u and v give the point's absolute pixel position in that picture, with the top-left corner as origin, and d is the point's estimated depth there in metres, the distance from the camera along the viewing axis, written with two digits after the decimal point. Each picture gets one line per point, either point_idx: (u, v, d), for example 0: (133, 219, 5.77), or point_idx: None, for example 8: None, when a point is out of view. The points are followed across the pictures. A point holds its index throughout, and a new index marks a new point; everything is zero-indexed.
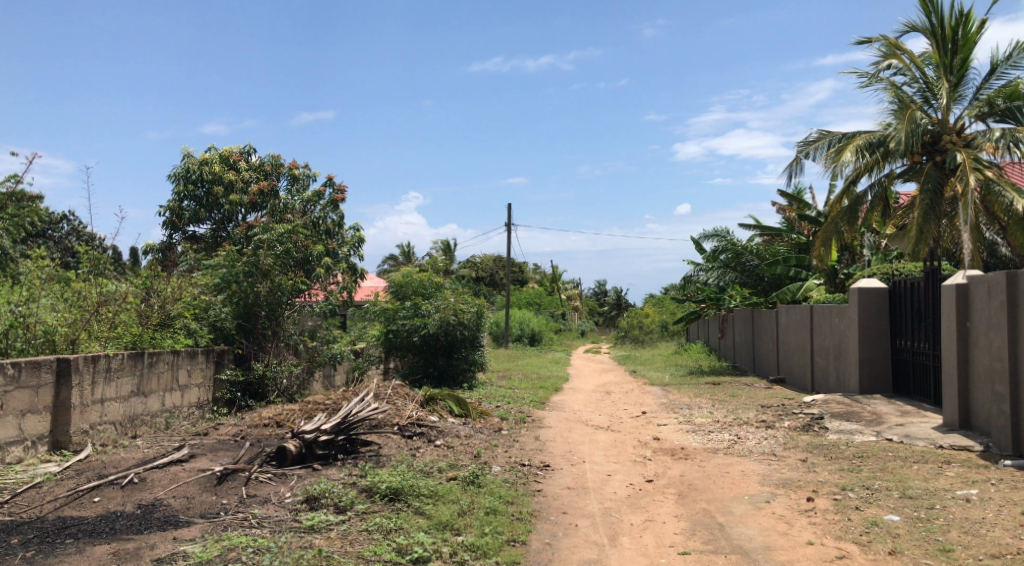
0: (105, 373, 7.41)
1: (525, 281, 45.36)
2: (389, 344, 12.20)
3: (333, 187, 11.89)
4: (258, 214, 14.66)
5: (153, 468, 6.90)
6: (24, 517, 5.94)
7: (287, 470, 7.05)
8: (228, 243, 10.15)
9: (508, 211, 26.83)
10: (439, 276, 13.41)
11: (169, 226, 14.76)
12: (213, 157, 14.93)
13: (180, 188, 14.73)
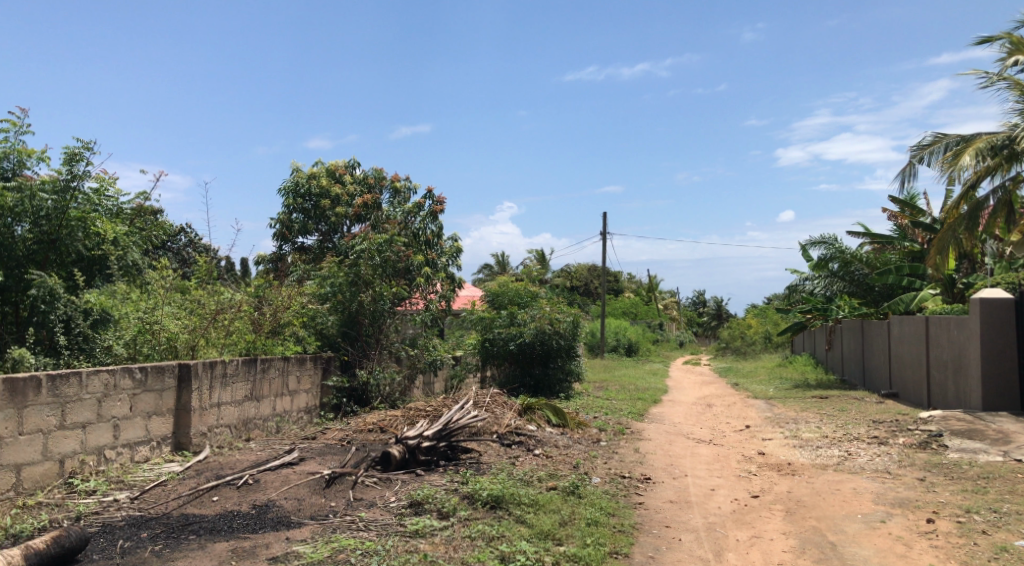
0: (221, 378, 7.79)
1: (621, 291, 45.13)
2: (485, 353, 12.32)
3: (433, 197, 12.18)
4: (362, 226, 15.13)
5: (267, 470, 7.20)
6: (152, 513, 6.32)
7: (392, 475, 7.22)
8: (334, 254, 10.53)
9: (604, 223, 26.95)
10: (536, 285, 13.54)
11: (279, 237, 15.35)
12: (320, 172, 15.65)
13: (289, 201, 15.33)
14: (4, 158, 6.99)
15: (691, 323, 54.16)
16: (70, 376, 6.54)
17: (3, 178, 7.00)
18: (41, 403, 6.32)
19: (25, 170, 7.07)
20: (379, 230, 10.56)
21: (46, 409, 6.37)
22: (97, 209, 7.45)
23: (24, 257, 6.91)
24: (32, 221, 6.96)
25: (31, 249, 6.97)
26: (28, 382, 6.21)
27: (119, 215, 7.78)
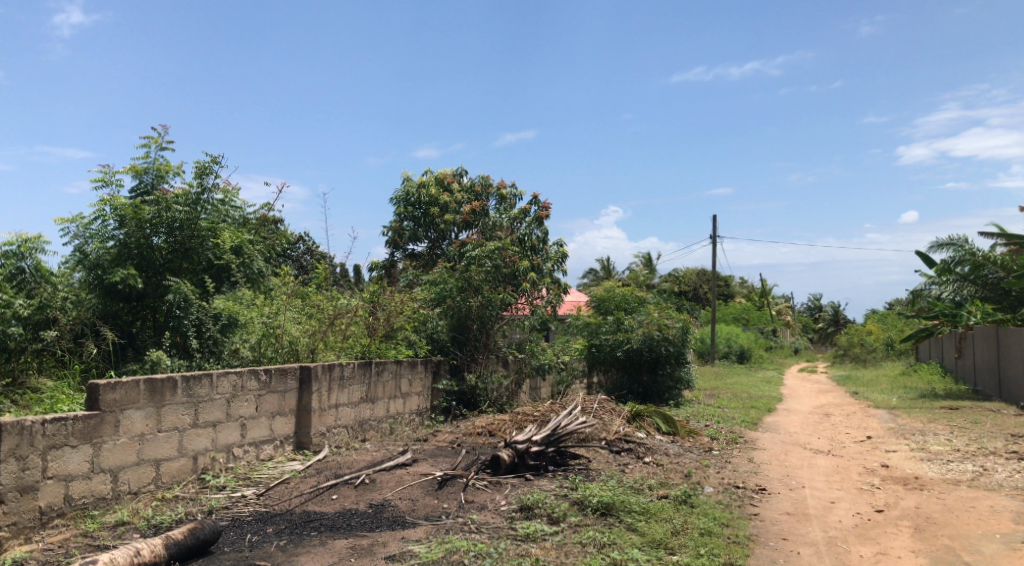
0: (339, 380, 8.09)
1: (731, 296, 44.05)
2: (592, 358, 12.40)
3: (538, 202, 12.31)
4: (470, 233, 15.36)
5: (382, 470, 7.43)
6: (276, 509, 6.63)
7: (502, 479, 7.30)
8: (443, 260, 10.77)
9: (713, 227, 26.52)
10: (642, 290, 13.47)
11: (391, 244, 15.86)
12: (430, 180, 16.00)
13: (400, 209, 15.84)
14: (145, 173, 7.51)
15: (805, 328, 52.22)
16: (202, 377, 6.96)
17: (143, 192, 7.52)
18: (177, 403, 6.76)
19: (162, 184, 7.57)
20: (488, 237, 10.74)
21: (181, 408, 6.81)
22: (224, 220, 7.91)
23: (161, 265, 7.41)
24: (167, 232, 7.45)
25: (167, 258, 7.46)
26: (165, 383, 6.65)
27: (246, 224, 8.23)
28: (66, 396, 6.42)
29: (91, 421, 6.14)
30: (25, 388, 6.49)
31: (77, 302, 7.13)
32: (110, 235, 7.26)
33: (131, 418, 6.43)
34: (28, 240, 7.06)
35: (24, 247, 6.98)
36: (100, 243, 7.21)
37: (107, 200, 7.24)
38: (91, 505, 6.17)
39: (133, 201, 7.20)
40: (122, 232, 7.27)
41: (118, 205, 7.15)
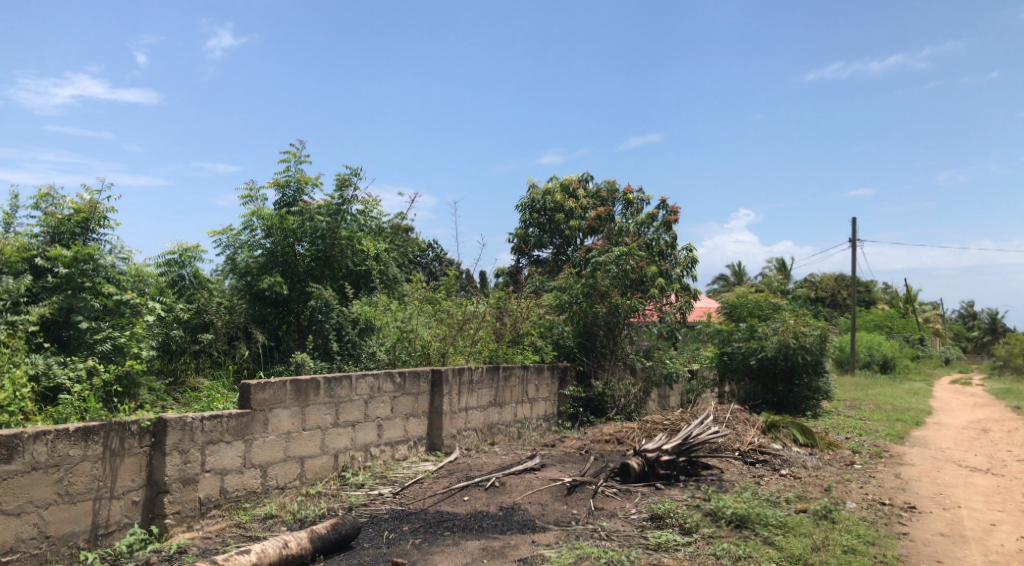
0: (468, 384, 8.27)
1: (872, 302, 41.78)
2: (724, 366, 12.23)
3: (666, 206, 12.14)
4: (596, 238, 15.36)
5: (512, 474, 7.52)
6: (411, 508, 6.85)
7: (632, 487, 7.23)
8: (570, 266, 10.83)
9: (855, 230, 25.27)
10: (777, 296, 12.95)
11: (517, 251, 16.11)
12: (555, 187, 16.15)
13: (526, 216, 16.07)
14: (286, 186, 7.95)
15: (956, 337, 48.82)
16: (342, 378, 7.29)
17: (286, 204, 7.99)
18: (319, 403, 7.10)
19: (303, 196, 7.99)
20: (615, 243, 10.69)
21: (324, 408, 7.15)
22: (362, 229, 8.24)
23: (304, 272, 7.85)
24: (310, 241, 7.88)
25: (309, 265, 7.88)
26: (308, 383, 7.00)
27: (381, 233, 8.57)
28: (221, 394, 6.85)
29: (244, 419, 6.55)
30: (185, 387, 6.99)
31: (230, 307, 7.68)
32: (258, 244, 7.79)
33: (278, 416, 6.81)
34: (188, 248, 7.60)
35: (184, 256, 7.51)
36: (249, 252, 7.76)
37: (254, 212, 7.71)
38: (244, 497, 6.58)
39: (279, 213, 7.70)
40: (270, 241, 7.78)
41: (265, 216, 7.63)
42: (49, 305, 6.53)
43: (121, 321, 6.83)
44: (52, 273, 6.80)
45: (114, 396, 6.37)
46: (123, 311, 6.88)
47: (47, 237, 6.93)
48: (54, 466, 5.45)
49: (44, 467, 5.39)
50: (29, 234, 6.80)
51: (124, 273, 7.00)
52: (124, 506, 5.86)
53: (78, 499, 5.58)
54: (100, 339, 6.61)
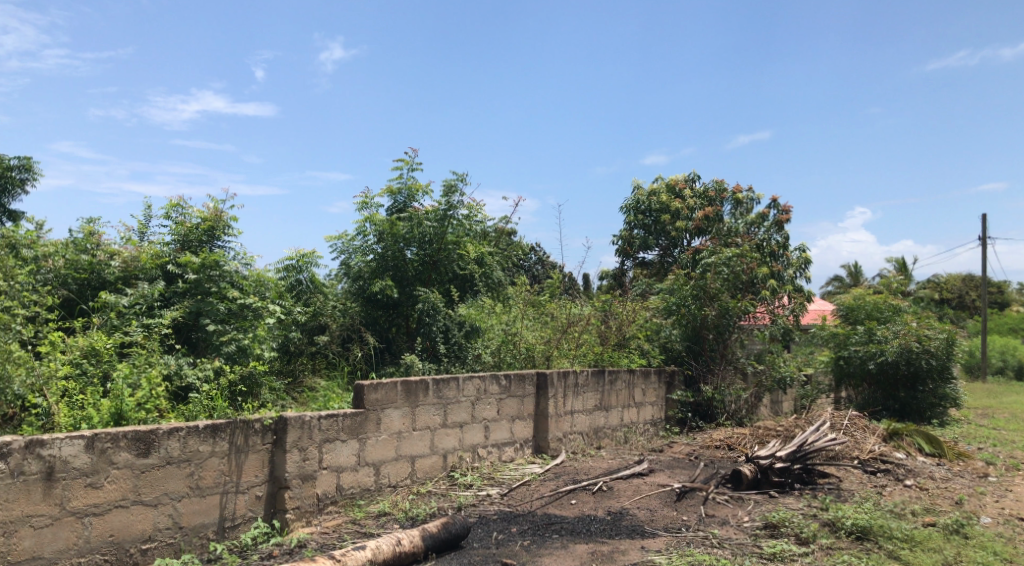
0: (574, 388, 8.25)
1: (1003, 304, 39.14)
2: (840, 371, 11.71)
3: (778, 205, 11.78)
4: (703, 239, 15.05)
5: (619, 479, 7.46)
6: (519, 509, 6.89)
7: (744, 494, 7.04)
8: (678, 267, 10.71)
9: (987, 227, 23.76)
10: (898, 298, 12.39)
11: (621, 253, 16.01)
12: (660, 187, 15.96)
13: (631, 218, 15.95)
14: (398, 193, 8.18)
15: None
16: (450, 380, 7.40)
17: (397, 210, 8.21)
18: (428, 404, 7.24)
19: (413, 202, 8.19)
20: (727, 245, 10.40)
21: (432, 409, 7.29)
22: (468, 233, 8.37)
23: (413, 276, 8.04)
24: (418, 245, 8.09)
25: (418, 270, 8.09)
26: (418, 384, 7.17)
27: (486, 237, 8.69)
28: (336, 394, 7.10)
29: (357, 418, 6.75)
30: (303, 387, 7.27)
31: (343, 310, 8.03)
32: (370, 249, 8.05)
33: (390, 416, 6.99)
34: (305, 254, 8.03)
35: (302, 261, 7.92)
36: (363, 256, 8.08)
37: (367, 218, 7.97)
38: (359, 495, 6.79)
39: (389, 218, 7.92)
40: (381, 246, 8.02)
41: (378, 222, 7.87)
42: (179, 308, 6.97)
43: (244, 324, 7.15)
44: (183, 278, 7.29)
45: (238, 396, 6.72)
46: (246, 315, 7.19)
47: (177, 245, 7.42)
48: (186, 461, 5.77)
49: (177, 462, 5.72)
50: (161, 243, 7.33)
51: (246, 277, 7.44)
52: (249, 500, 6.16)
53: (208, 493, 5.90)
54: (226, 341, 6.93)
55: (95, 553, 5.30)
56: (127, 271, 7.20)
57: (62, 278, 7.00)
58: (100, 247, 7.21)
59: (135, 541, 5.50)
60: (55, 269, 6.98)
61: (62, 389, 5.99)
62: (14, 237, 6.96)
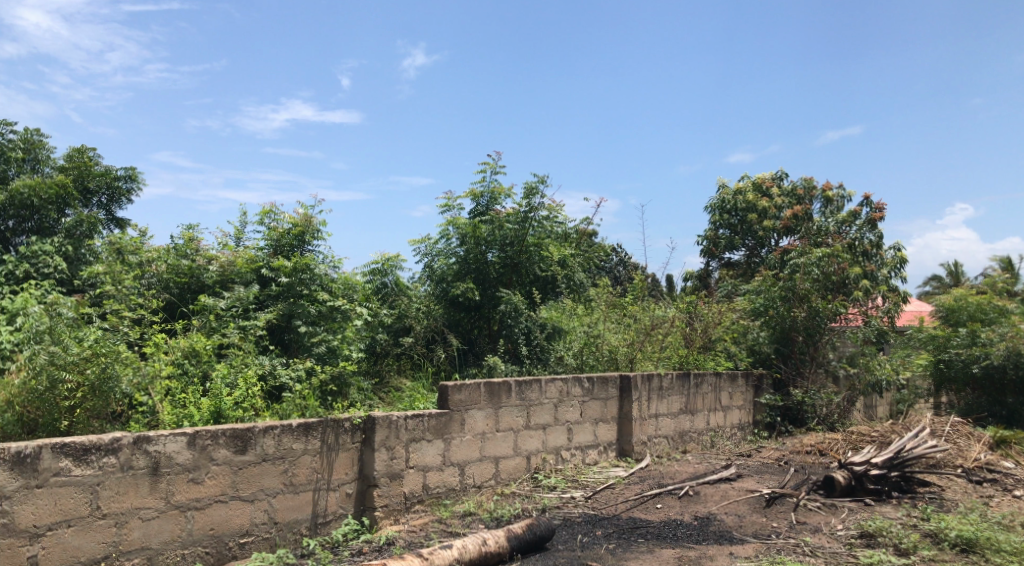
0: (658, 391, 8.16)
1: None
2: (940, 375, 11.31)
3: (870, 203, 11.33)
4: (792, 238, 14.61)
5: (706, 483, 7.34)
6: (604, 512, 6.86)
7: (837, 502, 6.82)
8: (765, 268, 10.49)
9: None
10: (1003, 298, 11.76)
11: (706, 254, 15.77)
12: (747, 186, 15.64)
13: (716, 217, 15.74)
14: (480, 197, 8.26)
15: None
16: (532, 382, 7.43)
17: (479, 213, 8.29)
18: (512, 405, 7.28)
19: (495, 205, 8.25)
20: (816, 245, 10.10)
21: (516, 410, 7.32)
22: (550, 235, 8.36)
23: (495, 278, 8.09)
24: (500, 248, 8.14)
25: (499, 272, 8.12)
26: (501, 386, 7.21)
27: (568, 238, 8.68)
28: (422, 394, 7.22)
29: (442, 418, 6.84)
30: (389, 387, 7.42)
31: (427, 311, 8.14)
32: (452, 252, 8.16)
33: (474, 417, 7.06)
34: (389, 258, 8.23)
35: (387, 264, 8.12)
36: (445, 260, 8.17)
37: (450, 221, 8.07)
38: (444, 494, 6.89)
39: (472, 222, 8.01)
40: (463, 249, 8.11)
41: (460, 225, 7.96)
42: (273, 310, 7.21)
43: (334, 325, 7.47)
44: (276, 282, 7.55)
45: (329, 395, 6.91)
46: (336, 316, 7.47)
47: (270, 250, 7.71)
48: (281, 458, 5.97)
49: (272, 459, 5.92)
50: (255, 247, 7.62)
51: (335, 281, 7.67)
52: (339, 498, 6.33)
53: (301, 489, 6.08)
54: (317, 342, 7.22)
55: (198, 545, 5.53)
56: (224, 275, 7.49)
57: (164, 282, 7.32)
58: (198, 253, 7.55)
59: (233, 534, 5.72)
60: (158, 273, 7.31)
61: (166, 388, 6.30)
62: (121, 244, 7.33)
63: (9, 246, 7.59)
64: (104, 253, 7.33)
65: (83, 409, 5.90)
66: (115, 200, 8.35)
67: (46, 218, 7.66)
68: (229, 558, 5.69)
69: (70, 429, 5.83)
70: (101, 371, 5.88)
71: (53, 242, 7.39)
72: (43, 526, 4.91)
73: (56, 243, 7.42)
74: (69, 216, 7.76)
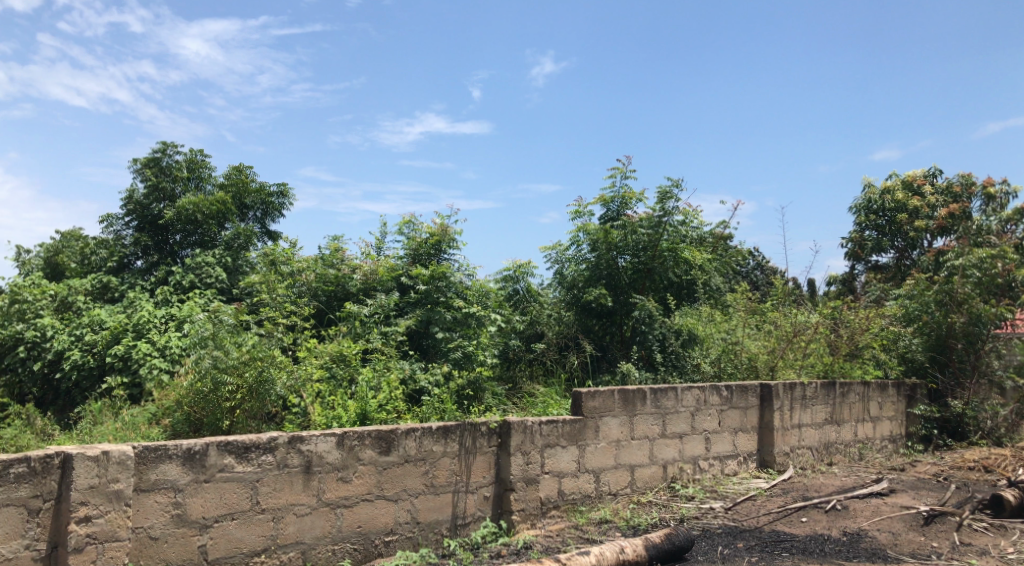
0: (801, 400, 7.88)
1: None
2: None
3: None
4: (948, 239, 13.81)
5: (855, 498, 7.00)
6: (745, 525, 6.65)
7: (1006, 523, 6.39)
8: (917, 270, 9.92)
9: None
10: None
11: (851, 257, 15.08)
12: (896, 185, 14.87)
13: (862, 218, 15.02)
14: (611, 202, 8.24)
15: None
16: (668, 390, 7.33)
17: (610, 219, 8.29)
18: (647, 413, 7.20)
19: (626, 210, 8.22)
20: (976, 245, 9.42)
21: (651, 418, 7.24)
22: (684, 240, 8.22)
23: (627, 284, 8.04)
24: (632, 253, 8.10)
25: (631, 278, 8.06)
26: (636, 393, 7.15)
27: (703, 243, 8.54)
28: (555, 400, 7.25)
29: (577, 425, 6.86)
30: (523, 393, 7.52)
31: (558, 318, 8.20)
32: (583, 258, 8.19)
33: (609, 424, 7.03)
34: (521, 265, 8.36)
35: (519, 271, 8.25)
36: (576, 266, 8.22)
37: (581, 227, 8.09)
38: (580, 501, 6.90)
39: (603, 227, 7.99)
40: (595, 254, 8.11)
41: (591, 230, 7.97)
42: (413, 316, 7.48)
43: (468, 331, 7.56)
44: (414, 289, 7.83)
45: (465, 399, 7.05)
46: (471, 322, 7.61)
47: (409, 258, 8.01)
48: (422, 460, 6.16)
49: (414, 460, 6.12)
50: (396, 257, 7.96)
51: (470, 288, 7.86)
52: (477, 500, 6.46)
53: (441, 491, 6.26)
54: (453, 347, 7.38)
55: (347, 541, 5.79)
56: (367, 283, 7.88)
57: (313, 290, 7.82)
58: (344, 262, 7.99)
59: (379, 532, 5.95)
60: (307, 282, 7.83)
61: (316, 390, 6.62)
62: (274, 254, 7.96)
63: (177, 258, 8.31)
64: (260, 264, 8.01)
65: (242, 410, 6.28)
66: (268, 214, 8.91)
67: (208, 231, 8.31)
68: (375, 555, 5.93)
69: (231, 428, 6.23)
70: (258, 374, 6.27)
71: (215, 254, 8.04)
72: (210, 518, 5.21)
73: (217, 255, 8.06)
74: (228, 229, 8.36)
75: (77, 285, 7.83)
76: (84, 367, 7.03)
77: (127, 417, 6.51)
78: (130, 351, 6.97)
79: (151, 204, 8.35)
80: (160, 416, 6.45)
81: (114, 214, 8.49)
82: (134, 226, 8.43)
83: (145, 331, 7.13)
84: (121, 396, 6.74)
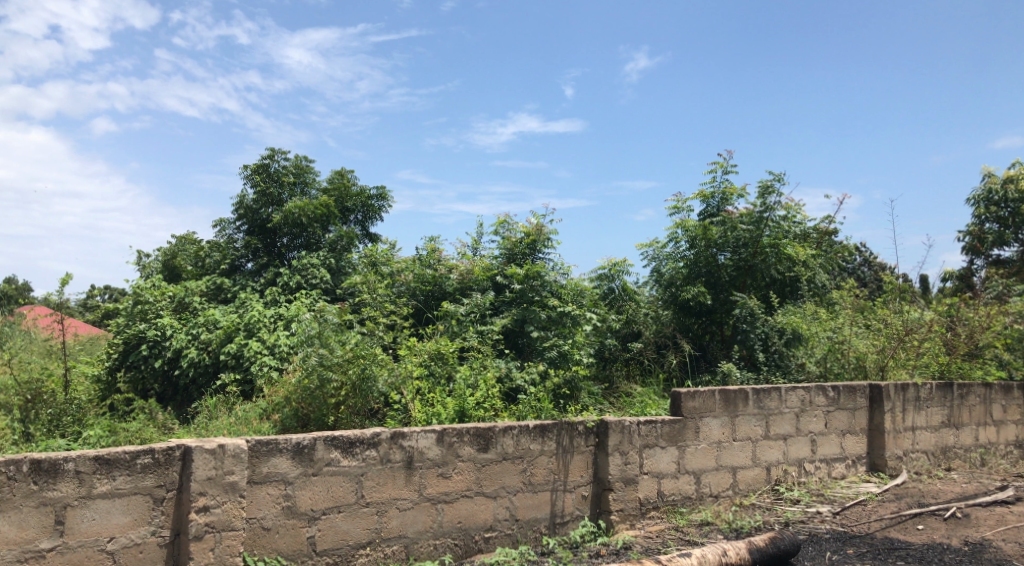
0: (915, 402, 7.58)
1: None
2: None
3: None
4: None
5: (976, 506, 6.66)
6: (855, 530, 6.39)
7: None
8: None
9: None
10: None
11: (969, 251, 14.29)
12: (1020, 174, 14.00)
13: (981, 210, 14.24)
14: (711, 198, 8.09)
15: None
16: (771, 390, 7.12)
17: (709, 215, 8.17)
18: (749, 414, 7.02)
19: (727, 206, 8.07)
20: None
21: (753, 419, 7.06)
22: (788, 235, 7.97)
23: (727, 282, 7.89)
24: (732, 250, 7.92)
25: (731, 275, 7.90)
26: (737, 393, 6.98)
27: (807, 238, 8.28)
28: (653, 401, 7.16)
29: (676, 425, 6.75)
30: (620, 393, 7.46)
31: (655, 317, 8.10)
32: (681, 255, 8.07)
33: (709, 425, 6.89)
34: (616, 263, 8.25)
35: (613, 270, 8.16)
36: (674, 264, 8.12)
37: (679, 224, 7.98)
38: (680, 502, 6.78)
39: (702, 223, 7.88)
40: (693, 251, 8.00)
41: (690, 227, 7.88)
42: (508, 316, 7.53)
43: (564, 330, 7.54)
44: (510, 288, 7.89)
45: (562, 399, 7.05)
46: (565, 321, 7.60)
47: (505, 258, 8.09)
48: (519, 458, 6.20)
49: (512, 458, 6.17)
50: (491, 257, 8.05)
51: (565, 287, 7.85)
52: (575, 499, 6.45)
53: (539, 489, 6.28)
54: (549, 346, 7.38)
55: (448, 536, 5.89)
56: (464, 283, 8.00)
57: (412, 290, 7.99)
58: (440, 262, 8.15)
59: (479, 528, 6.02)
60: (406, 282, 8.00)
61: (416, 388, 6.69)
62: (374, 256, 8.22)
63: (284, 260, 8.66)
64: (362, 265, 8.26)
65: (346, 406, 6.45)
66: (369, 217, 9.18)
67: (313, 234, 8.61)
68: (476, 551, 6.01)
69: (336, 423, 6.42)
70: (361, 371, 6.44)
71: (320, 256, 8.36)
72: (318, 510, 5.38)
73: (322, 256, 8.38)
74: (331, 232, 8.68)
75: (193, 287, 8.27)
76: (200, 364, 7.41)
77: (240, 412, 6.80)
78: (242, 349, 7.28)
79: (261, 209, 8.69)
80: (270, 412, 6.71)
81: (225, 218, 8.91)
82: (245, 230, 8.84)
83: (256, 329, 7.46)
84: (234, 392, 7.07)
